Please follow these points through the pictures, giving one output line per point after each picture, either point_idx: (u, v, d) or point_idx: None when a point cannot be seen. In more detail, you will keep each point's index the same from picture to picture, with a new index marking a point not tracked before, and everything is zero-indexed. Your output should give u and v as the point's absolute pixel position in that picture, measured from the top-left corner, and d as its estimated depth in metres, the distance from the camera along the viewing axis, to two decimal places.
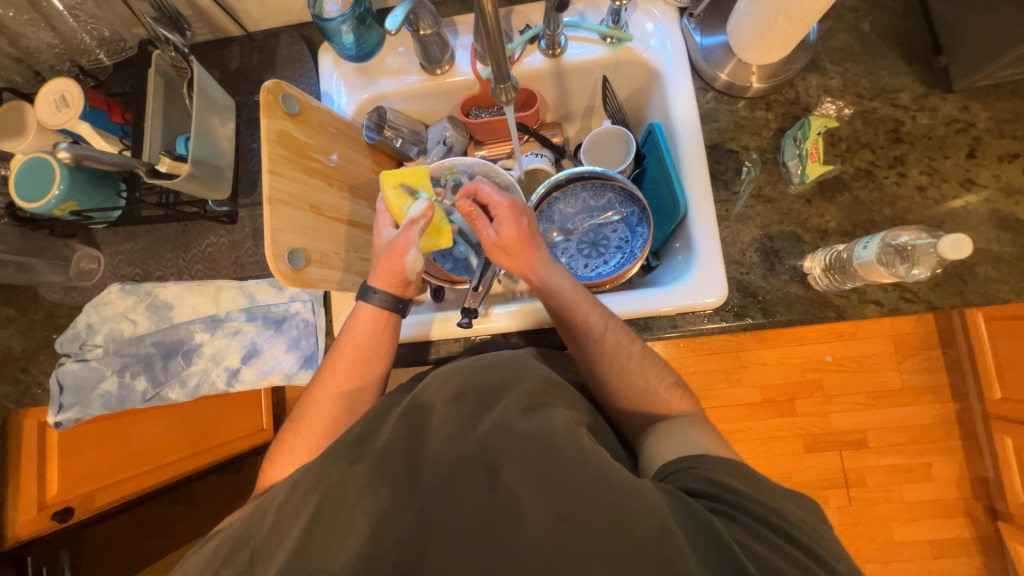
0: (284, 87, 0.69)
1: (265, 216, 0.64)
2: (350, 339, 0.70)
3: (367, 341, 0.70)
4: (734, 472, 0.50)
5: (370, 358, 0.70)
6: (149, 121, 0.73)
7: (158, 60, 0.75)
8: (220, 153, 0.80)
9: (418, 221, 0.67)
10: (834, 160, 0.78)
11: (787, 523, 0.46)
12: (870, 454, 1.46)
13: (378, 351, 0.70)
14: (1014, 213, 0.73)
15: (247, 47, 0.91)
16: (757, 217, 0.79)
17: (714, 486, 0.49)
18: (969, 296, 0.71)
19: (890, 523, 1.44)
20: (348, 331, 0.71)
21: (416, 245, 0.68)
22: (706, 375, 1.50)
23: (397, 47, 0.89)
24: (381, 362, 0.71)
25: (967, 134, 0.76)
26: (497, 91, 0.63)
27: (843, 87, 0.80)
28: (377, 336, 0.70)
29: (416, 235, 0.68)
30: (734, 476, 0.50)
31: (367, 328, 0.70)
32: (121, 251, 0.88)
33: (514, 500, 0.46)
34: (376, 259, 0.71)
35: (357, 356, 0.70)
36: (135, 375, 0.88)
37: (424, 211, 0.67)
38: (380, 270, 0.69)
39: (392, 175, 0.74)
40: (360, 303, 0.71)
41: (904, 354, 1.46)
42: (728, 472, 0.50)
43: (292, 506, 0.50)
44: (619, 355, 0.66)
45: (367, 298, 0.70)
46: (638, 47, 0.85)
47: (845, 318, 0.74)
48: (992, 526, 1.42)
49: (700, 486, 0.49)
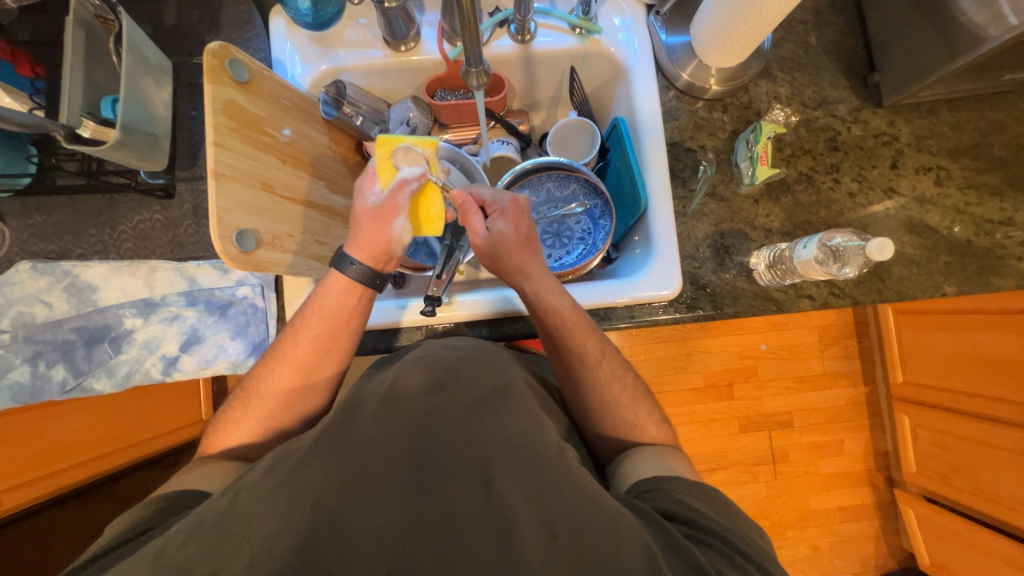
0: (230, 50, 0.63)
1: (209, 193, 0.59)
2: (317, 310, 0.66)
3: (335, 313, 0.66)
4: (705, 498, 0.55)
5: (335, 332, 0.67)
6: (67, 78, 0.64)
7: (79, 7, 0.65)
8: (156, 120, 0.72)
9: (410, 183, 0.64)
10: (781, 164, 0.84)
11: (741, 542, 0.51)
12: (794, 433, 1.61)
13: (345, 326, 0.67)
14: (924, 220, 0.82)
15: (186, 1, 0.82)
16: (710, 214, 0.83)
17: (689, 510, 0.53)
18: (885, 293, 0.80)
19: (809, 493, 1.61)
20: (315, 301, 0.67)
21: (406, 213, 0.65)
22: (655, 362, 1.60)
23: (358, 19, 0.84)
24: (349, 338, 0.68)
25: (891, 147, 0.84)
26: (467, 73, 0.61)
27: (790, 95, 0.85)
28: (347, 310, 0.67)
29: (405, 202, 0.64)
30: (704, 501, 0.54)
31: (339, 300, 0.66)
32: (30, 225, 0.75)
33: (489, 483, 0.49)
34: (356, 224, 0.66)
35: (324, 329, 0.66)
36: (52, 364, 0.80)
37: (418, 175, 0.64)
38: (360, 240, 0.66)
39: (387, 141, 0.67)
40: (332, 272, 0.66)
41: (826, 343, 1.62)
42: (700, 499, 0.55)
43: (263, 491, 0.49)
44: (611, 387, 0.68)
45: (342, 269, 0.65)
46: (606, 41, 0.85)
47: (782, 311, 0.80)
48: (890, 492, 1.63)
49: (677, 509, 0.53)
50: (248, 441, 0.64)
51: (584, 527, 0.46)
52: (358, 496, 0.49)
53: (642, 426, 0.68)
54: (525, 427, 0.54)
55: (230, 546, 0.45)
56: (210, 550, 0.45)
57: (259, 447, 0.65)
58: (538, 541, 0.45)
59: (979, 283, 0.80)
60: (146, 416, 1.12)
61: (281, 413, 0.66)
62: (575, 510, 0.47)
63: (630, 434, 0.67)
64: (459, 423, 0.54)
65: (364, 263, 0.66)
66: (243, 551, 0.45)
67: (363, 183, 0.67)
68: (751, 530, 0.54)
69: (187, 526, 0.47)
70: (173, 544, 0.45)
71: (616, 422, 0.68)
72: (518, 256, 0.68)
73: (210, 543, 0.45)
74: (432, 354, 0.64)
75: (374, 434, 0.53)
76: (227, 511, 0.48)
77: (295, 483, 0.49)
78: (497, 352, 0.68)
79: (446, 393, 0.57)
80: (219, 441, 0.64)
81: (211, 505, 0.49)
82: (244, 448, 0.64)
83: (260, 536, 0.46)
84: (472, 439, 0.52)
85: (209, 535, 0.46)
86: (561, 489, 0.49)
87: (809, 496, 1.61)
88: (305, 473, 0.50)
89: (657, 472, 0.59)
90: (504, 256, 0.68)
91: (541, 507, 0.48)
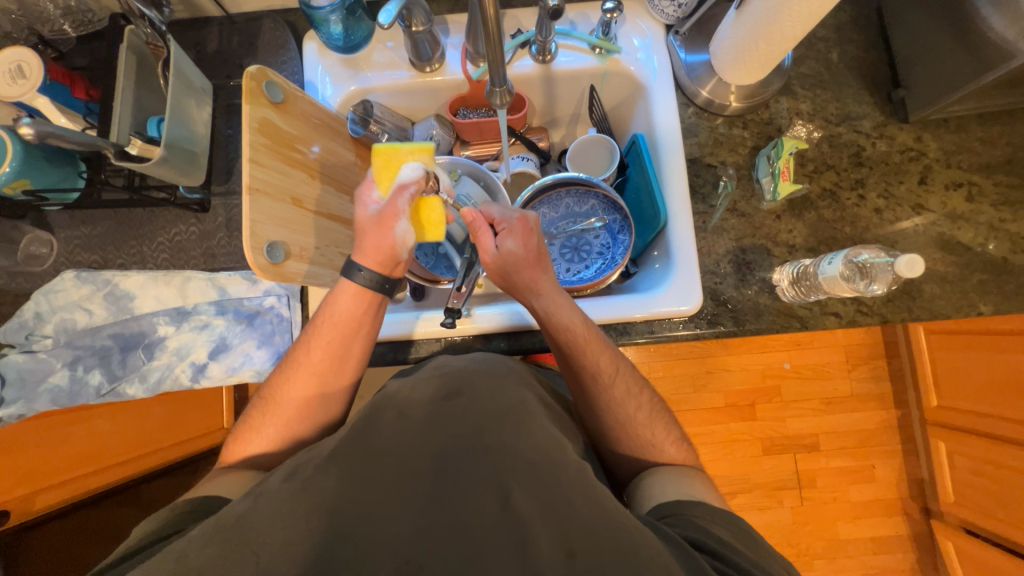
0: (268, 73, 0.67)
1: (243, 207, 0.62)
2: (328, 318, 0.68)
3: (345, 320, 0.68)
4: (731, 529, 0.53)
5: (346, 340, 0.68)
6: (117, 99, 0.68)
7: (132, 35, 0.70)
8: (196, 138, 0.76)
9: (409, 187, 0.66)
10: (803, 180, 0.83)
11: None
12: (821, 456, 1.55)
13: (354, 333, 0.68)
14: (956, 236, 0.80)
15: (227, 29, 0.87)
16: (731, 230, 0.82)
17: (713, 538, 0.51)
18: (916, 311, 0.78)
19: (839, 522, 1.53)
20: (326, 309, 0.68)
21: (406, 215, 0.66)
22: (673, 380, 1.57)
23: (386, 42, 0.88)
24: (359, 345, 0.69)
25: (919, 162, 0.82)
26: (491, 92, 0.63)
27: (812, 112, 0.85)
28: (356, 317, 0.68)
29: (405, 205, 0.66)
30: (729, 531, 0.53)
31: (349, 307, 0.68)
32: (77, 236, 0.81)
33: (506, 497, 0.49)
34: (360, 234, 0.68)
35: (335, 336, 0.67)
36: (90, 369, 0.84)
37: (415, 177, 0.67)
38: (365, 247, 0.67)
39: (384, 150, 0.70)
40: (343, 280, 0.68)
41: (853, 363, 1.57)
42: (725, 528, 0.53)
43: (283, 498, 0.50)
44: (626, 404, 0.67)
45: (351, 276, 0.67)
46: (625, 60, 0.87)
47: (807, 328, 0.78)
48: (926, 523, 1.54)
49: (700, 536, 0.51)
50: (268, 449, 0.66)
51: (603, 549, 0.45)
52: (374, 507, 0.49)
53: (661, 445, 0.66)
54: (542, 443, 0.54)
55: (248, 552, 0.46)
56: (230, 551, 0.46)
57: (279, 454, 0.66)
58: (554, 561, 0.44)
59: (1018, 302, 0.77)
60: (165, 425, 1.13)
61: (299, 422, 0.67)
62: (594, 530, 0.46)
63: (648, 452, 0.66)
64: (478, 436, 0.54)
65: (373, 270, 0.67)
66: (261, 559, 0.45)
67: (362, 192, 0.69)
68: (778, 565, 0.52)
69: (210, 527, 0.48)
70: (195, 548, 0.46)
71: (635, 440, 0.67)
72: (529, 274, 0.68)
73: (228, 551, 0.46)
74: (446, 364, 0.65)
75: (390, 444, 0.54)
76: (247, 515, 0.49)
77: (315, 492, 0.50)
78: (516, 366, 0.68)
79: (465, 406, 0.58)
80: (240, 448, 0.66)
81: (233, 507, 0.50)
82: (264, 456, 0.65)
83: (278, 542, 0.47)
84: (490, 454, 0.52)
85: (230, 538, 0.47)
86: (576, 505, 0.48)
87: (838, 525, 1.53)
88: (325, 481, 0.51)
89: (680, 496, 0.58)
90: (514, 274, 0.69)
91: (558, 526, 0.47)
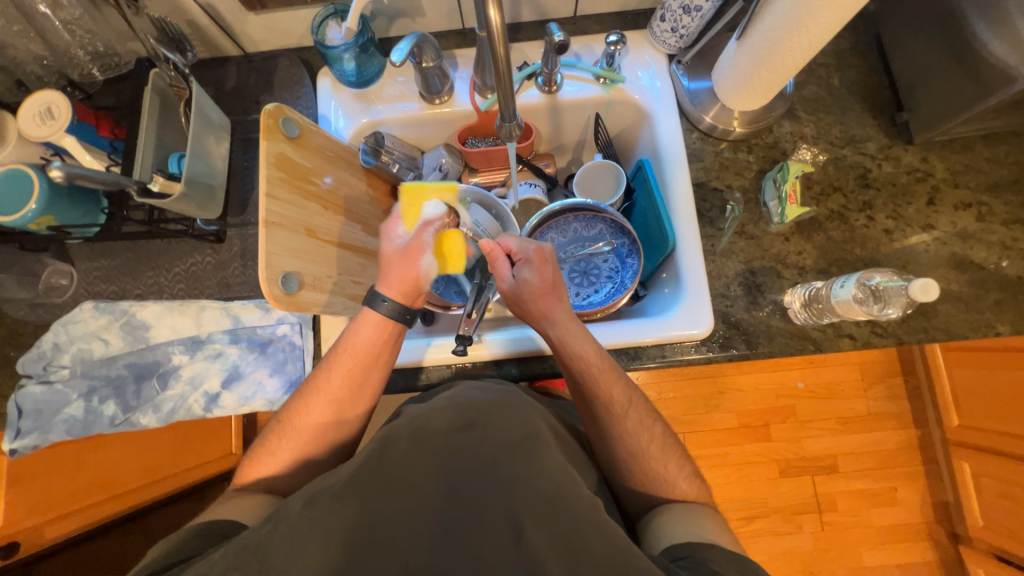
0: (284, 110, 0.70)
1: (260, 239, 0.64)
2: (350, 347, 0.68)
3: (366, 349, 0.68)
4: (744, 571, 0.52)
5: (366, 369, 0.68)
6: (142, 138, 0.71)
7: (158, 77, 0.73)
8: (214, 172, 0.78)
9: (433, 223, 0.69)
10: (811, 202, 0.83)
11: None
12: (841, 479, 1.51)
13: (376, 361, 0.69)
14: (968, 256, 0.79)
15: (245, 67, 0.91)
16: (740, 252, 0.83)
17: None
18: (932, 332, 0.77)
19: (863, 548, 1.48)
20: (348, 339, 0.69)
21: (431, 250, 0.68)
22: (686, 401, 1.54)
23: (396, 77, 0.91)
24: (379, 374, 0.70)
25: (927, 183, 0.83)
26: (502, 128, 0.65)
27: (816, 135, 0.86)
28: (378, 347, 0.68)
29: (429, 239, 0.68)
30: (743, 574, 0.51)
31: (370, 336, 0.68)
32: (96, 268, 0.83)
33: (519, 533, 0.48)
34: (386, 265, 0.69)
35: (356, 365, 0.67)
36: (104, 399, 0.85)
37: (440, 214, 0.69)
38: (391, 278, 0.68)
39: (411, 188, 0.72)
40: (366, 309, 0.68)
41: (869, 382, 1.54)
42: (739, 571, 0.52)
43: (297, 532, 0.48)
44: (639, 436, 0.66)
45: (374, 306, 0.68)
46: (629, 89, 0.89)
47: (822, 351, 0.78)
48: (955, 549, 1.47)
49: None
50: (279, 479, 0.65)
51: None
52: (386, 541, 0.48)
53: (673, 476, 0.65)
54: (556, 477, 0.53)
55: None
56: None
57: (290, 485, 0.66)
58: None
59: None
60: (167, 451, 1.12)
61: (310, 451, 0.67)
62: (609, 569, 0.45)
63: (661, 482, 0.65)
64: (493, 468, 0.53)
65: (395, 301, 0.68)
66: None
67: (387, 226, 0.71)
68: None
69: (225, 554, 0.47)
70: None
71: (649, 469, 0.66)
72: (543, 302, 0.68)
73: None
74: (461, 395, 0.64)
75: (404, 476, 0.53)
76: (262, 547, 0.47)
77: (330, 525, 0.49)
78: (527, 396, 0.68)
79: (482, 434, 0.57)
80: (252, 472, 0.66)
81: (246, 535, 0.49)
82: (274, 487, 0.65)
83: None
84: (503, 487, 0.52)
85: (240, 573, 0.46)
86: (590, 542, 0.47)
87: (862, 551, 1.48)
88: (336, 513, 0.50)
89: (690, 538, 0.57)
90: (529, 302, 0.69)
91: (573, 564, 0.46)
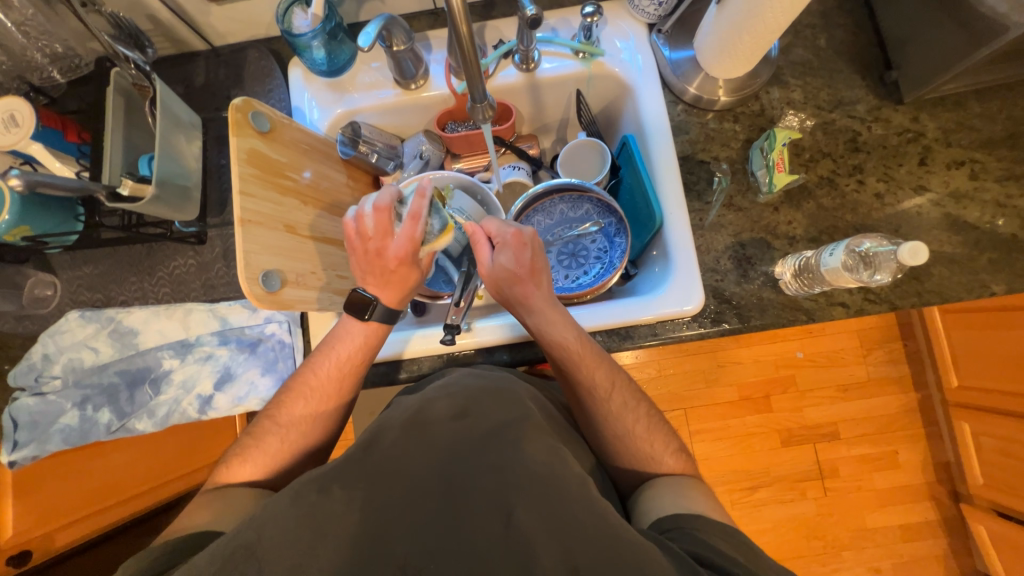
0: (253, 104, 0.68)
1: (236, 238, 0.62)
2: (334, 350, 0.69)
3: (349, 357, 0.69)
4: (731, 540, 0.52)
5: (346, 376, 0.69)
6: (109, 141, 0.69)
7: (118, 77, 0.71)
8: (188, 172, 0.77)
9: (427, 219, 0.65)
10: (800, 169, 0.81)
11: None
12: (842, 445, 1.52)
13: (354, 369, 0.69)
14: (963, 216, 0.78)
15: (213, 61, 0.88)
16: (729, 225, 0.81)
17: (715, 551, 0.50)
18: (926, 296, 0.76)
19: (864, 511, 1.50)
20: (332, 342, 0.70)
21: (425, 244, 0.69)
22: (686, 377, 1.55)
23: (370, 63, 0.88)
24: (357, 380, 0.70)
25: (918, 143, 0.81)
26: (473, 109, 0.64)
27: (804, 100, 0.84)
28: (357, 353, 0.69)
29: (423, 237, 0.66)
30: (729, 543, 0.52)
31: (351, 343, 0.69)
32: (79, 276, 0.82)
33: (510, 515, 0.48)
34: (387, 272, 0.65)
35: (338, 369, 0.69)
36: (99, 407, 0.84)
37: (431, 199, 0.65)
38: (395, 284, 0.66)
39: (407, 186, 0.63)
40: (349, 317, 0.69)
41: (868, 348, 1.54)
42: (726, 540, 0.52)
43: (287, 526, 0.48)
44: (624, 417, 0.67)
45: (358, 314, 0.68)
46: (609, 62, 0.87)
47: (814, 320, 0.77)
48: (956, 508, 1.49)
49: (702, 550, 0.50)
50: (275, 477, 0.65)
51: (610, 563, 0.44)
52: (377, 532, 0.48)
53: (669, 451, 0.66)
54: (546, 459, 0.53)
55: None
56: None
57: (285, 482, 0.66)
58: None
59: None
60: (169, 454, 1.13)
61: (304, 448, 0.67)
62: (600, 547, 0.45)
63: (656, 459, 0.65)
64: (484, 456, 0.53)
65: (385, 303, 0.68)
66: None
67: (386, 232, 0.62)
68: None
69: (215, 554, 0.47)
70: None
71: (642, 446, 0.66)
72: (521, 288, 0.67)
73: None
74: (455, 381, 0.65)
75: (395, 467, 0.53)
76: (251, 543, 0.47)
77: (319, 518, 0.48)
78: (517, 380, 0.68)
79: (471, 421, 0.58)
80: (231, 472, 0.63)
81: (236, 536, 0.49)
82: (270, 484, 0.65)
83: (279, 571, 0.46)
84: (493, 471, 0.52)
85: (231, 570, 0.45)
86: (581, 520, 0.47)
87: (864, 514, 1.50)
88: (326, 506, 0.49)
89: (679, 510, 0.57)
90: (508, 288, 0.68)
91: (565, 544, 0.46)
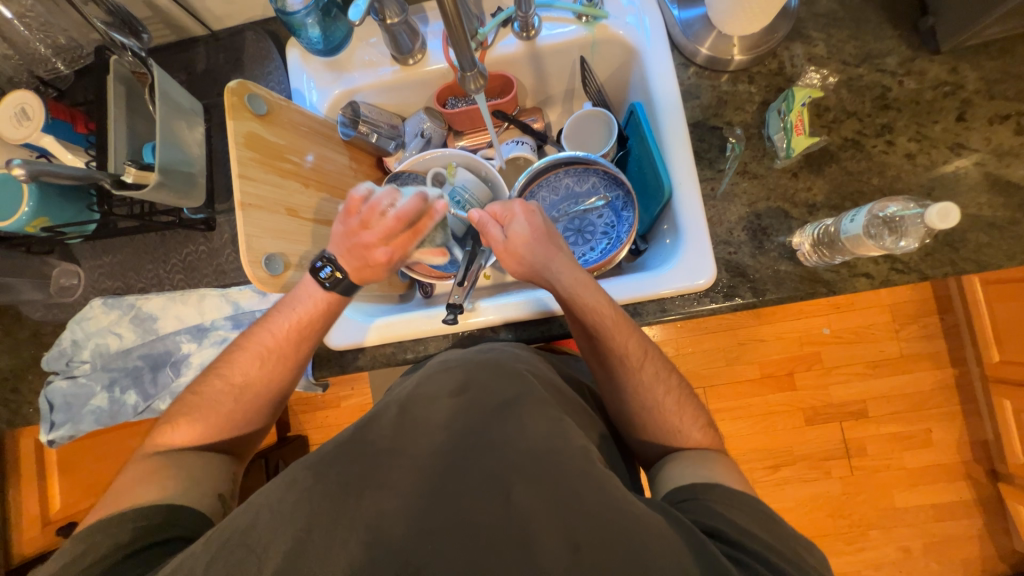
0: (249, 86, 0.67)
1: (237, 222, 0.63)
2: (290, 310, 0.67)
3: (307, 318, 0.68)
4: (747, 511, 0.51)
5: (300, 335, 0.67)
6: (112, 130, 0.70)
7: (118, 65, 0.72)
8: (191, 159, 0.78)
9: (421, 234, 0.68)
10: (821, 131, 0.76)
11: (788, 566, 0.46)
12: (871, 423, 1.47)
13: (309, 330, 0.68)
14: (1006, 176, 0.71)
15: (213, 47, 0.88)
16: (743, 194, 0.77)
17: (729, 524, 0.49)
18: (961, 264, 0.70)
19: (894, 490, 1.45)
20: (290, 302, 0.68)
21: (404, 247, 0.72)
22: (704, 354, 1.51)
23: (367, 39, 0.86)
24: (308, 342, 0.68)
25: (956, 97, 0.74)
26: (464, 78, 0.62)
27: (828, 55, 0.77)
28: (315, 316, 0.68)
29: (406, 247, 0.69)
30: (746, 514, 0.50)
31: (309, 304, 0.68)
32: (99, 265, 0.86)
33: (509, 492, 0.48)
34: (360, 264, 0.66)
35: (294, 327, 0.67)
36: (125, 390, 0.89)
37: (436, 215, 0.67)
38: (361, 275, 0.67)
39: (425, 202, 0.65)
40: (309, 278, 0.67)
41: (902, 323, 1.46)
42: (743, 511, 0.51)
43: (291, 500, 0.48)
44: (655, 388, 0.64)
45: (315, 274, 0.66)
46: (613, 25, 0.82)
47: (835, 293, 0.72)
48: (994, 487, 1.43)
49: (713, 523, 0.49)
50: None
51: (610, 539, 0.43)
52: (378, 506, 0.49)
53: (676, 431, 0.64)
54: (548, 435, 0.52)
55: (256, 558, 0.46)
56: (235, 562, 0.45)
57: None
58: (561, 558, 0.43)
59: None
60: None
61: None
62: (601, 522, 0.45)
63: (665, 436, 0.64)
64: (486, 434, 0.53)
65: (349, 277, 0.67)
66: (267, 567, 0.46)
67: (382, 237, 0.65)
68: (802, 557, 0.49)
69: (224, 527, 0.48)
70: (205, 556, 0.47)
71: (650, 424, 0.65)
72: (546, 252, 0.67)
73: (236, 552, 0.46)
74: (467, 356, 0.66)
75: (394, 444, 0.53)
76: (258, 515, 0.48)
77: (321, 492, 0.49)
78: (524, 357, 0.68)
79: (471, 398, 0.58)
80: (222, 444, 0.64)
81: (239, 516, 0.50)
82: None
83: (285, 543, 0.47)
84: (495, 447, 0.52)
85: (237, 545, 0.46)
86: (583, 496, 0.47)
87: (893, 493, 1.45)
88: (326, 480, 0.50)
89: (695, 480, 0.56)
90: (531, 256, 0.67)
91: (566, 519, 0.45)
